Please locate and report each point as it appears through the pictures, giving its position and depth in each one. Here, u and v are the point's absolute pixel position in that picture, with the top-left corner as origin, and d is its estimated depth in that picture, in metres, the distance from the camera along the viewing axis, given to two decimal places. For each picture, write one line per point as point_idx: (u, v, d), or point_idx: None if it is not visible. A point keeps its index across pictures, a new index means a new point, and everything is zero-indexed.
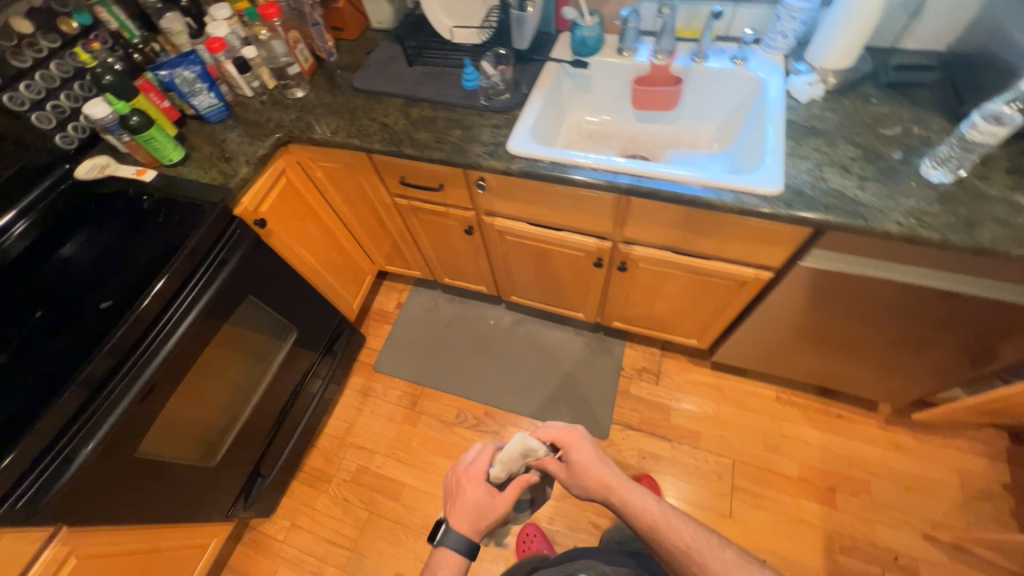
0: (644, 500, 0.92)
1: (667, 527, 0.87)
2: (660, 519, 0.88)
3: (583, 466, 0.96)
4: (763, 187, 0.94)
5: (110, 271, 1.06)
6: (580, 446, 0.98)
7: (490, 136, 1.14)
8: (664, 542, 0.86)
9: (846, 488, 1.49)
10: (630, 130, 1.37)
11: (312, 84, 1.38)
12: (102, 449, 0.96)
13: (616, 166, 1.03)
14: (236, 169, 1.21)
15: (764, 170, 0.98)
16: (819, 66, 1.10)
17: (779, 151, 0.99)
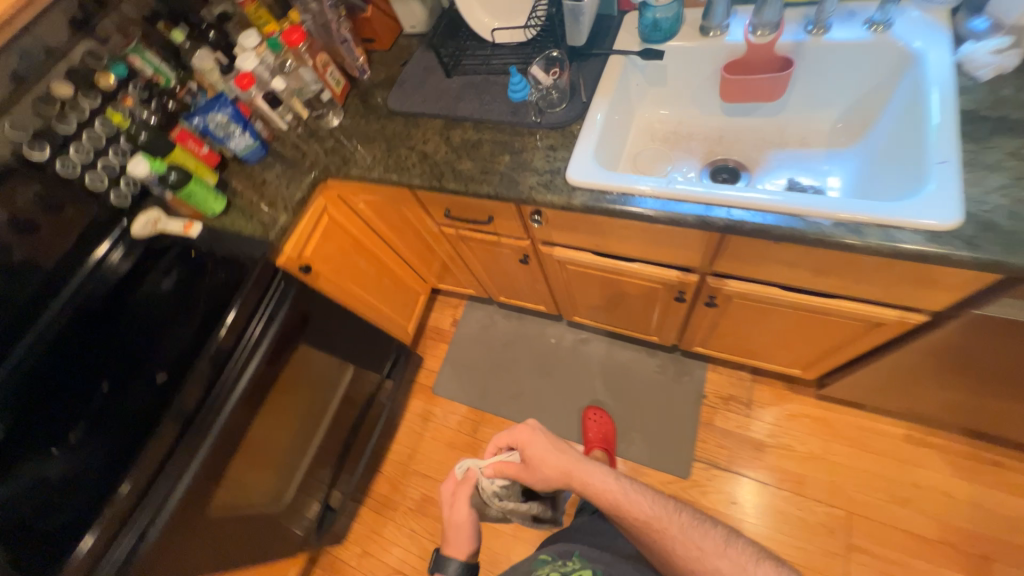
0: (604, 478, 0.87)
1: (630, 501, 0.83)
2: (620, 498, 0.84)
3: (541, 457, 0.90)
4: (933, 222, 0.67)
5: (167, 337, 1.05)
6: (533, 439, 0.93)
7: (544, 161, 0.95)
8: (625, 517, 0.81)
9: (1008, 558, 1.18)
10: (718, 126, 1.11)
11: (347, 109, 1.26)
12: (172, 520, 0.94)
13: (707, 196, 0.80)
14: (275, 218, 1.14)
15: (928, 193, 0.70)
16: (1012, 24, 0.77)
17: (954, 162, 0.70)
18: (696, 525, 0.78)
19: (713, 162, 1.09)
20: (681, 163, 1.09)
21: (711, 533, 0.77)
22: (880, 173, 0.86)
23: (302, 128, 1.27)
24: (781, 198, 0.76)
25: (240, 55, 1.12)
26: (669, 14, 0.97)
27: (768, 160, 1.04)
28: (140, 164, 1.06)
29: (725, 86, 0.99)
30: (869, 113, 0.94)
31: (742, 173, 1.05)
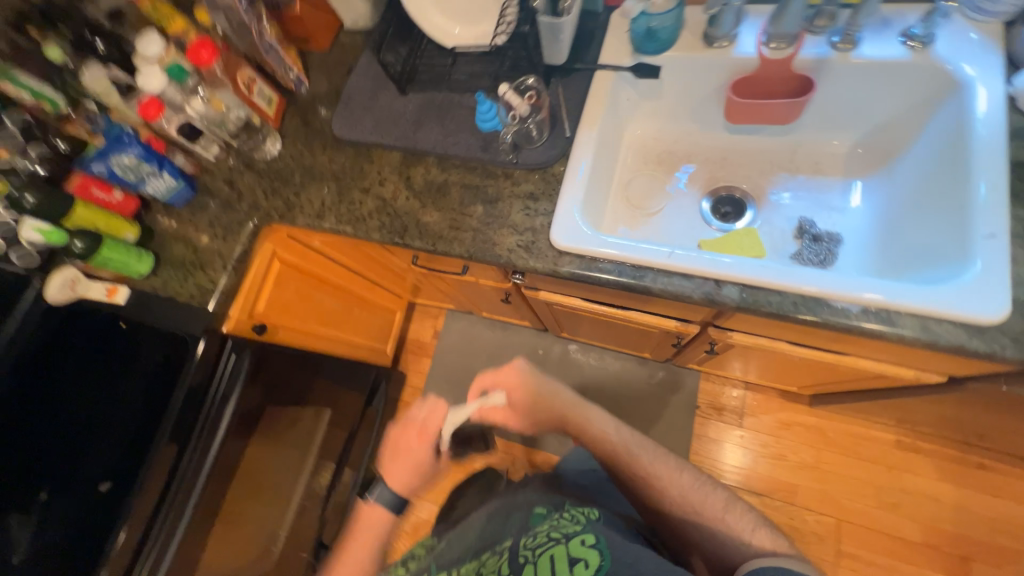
0: (606, 423, 0.82)
1: (634, 452, 0.77)
2: (620, 449, 0.78)
3: (540, 398, 0.87)
4: (976, 315, 0.59)
5: (98, 430, 0.93)
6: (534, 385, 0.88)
7: (524, 217, 0.81)
8: (622, 469, 0.77)
9: (985, 557, 1.24)
10: (720, 145, 0.96)
11: (285, 131, 1.06)
12: None
13: (716, 271, 0.68)
14: (214, 278, 0.98)
15: (971, 273, 0.62)
16: None
17: (1002, 236, 0.62)
18: (702, 485, 0.72)
19: (715, 190, 0.95)
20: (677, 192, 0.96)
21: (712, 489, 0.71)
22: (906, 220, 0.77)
23: (233, 158, 1.06)
24: (802, 276, 0.65)
25: (139, 70, 0.88)
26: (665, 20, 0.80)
27: (777, 188, 0.91)
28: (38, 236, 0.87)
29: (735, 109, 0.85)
30: (894, 139, 0.82)
31: (746, 206, 0.92)
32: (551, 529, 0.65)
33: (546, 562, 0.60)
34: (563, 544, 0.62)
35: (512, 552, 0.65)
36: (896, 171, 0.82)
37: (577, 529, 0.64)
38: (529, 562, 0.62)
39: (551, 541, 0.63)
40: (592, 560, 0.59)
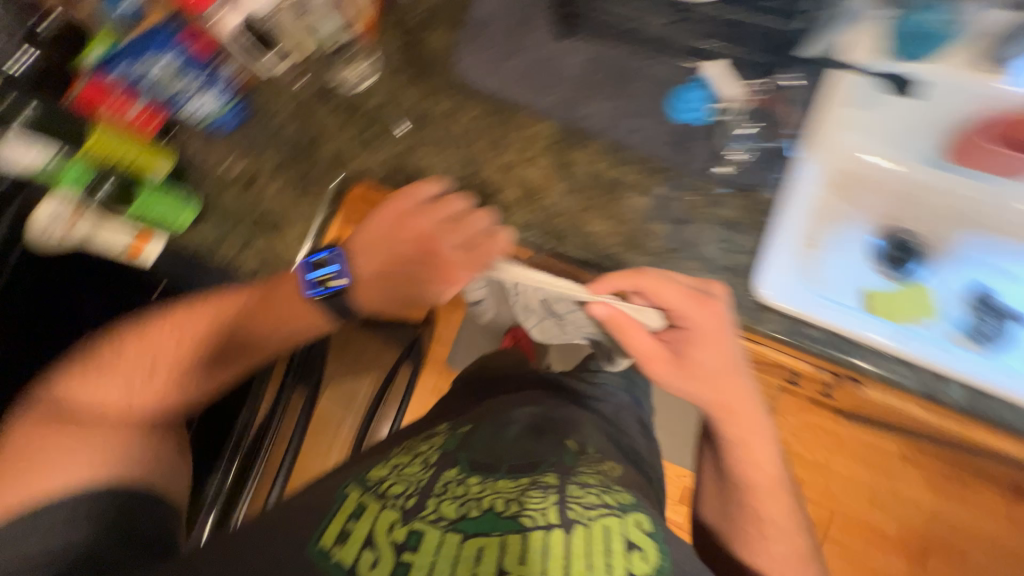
0: (771, 456, 0.67)
1: (777, 499, 0.66)
2: (767, 487, 0.66)
3: (736, 391, 0.64)
4: None
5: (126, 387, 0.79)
6: (734, 368, 0.63)
7: (718, 250, 0.67)
8: (750, 506, 0.66)
9: (939, 551, 1.47)
10: (911, 181, 0.84)
11: (385, 54, 0.77)
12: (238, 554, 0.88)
13: (943, 364, 0.62)
14: (290, 251, 0.75)
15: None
16: None
17: None
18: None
19: (890, 229, 0.85)
20: (853, 227, 0.84)
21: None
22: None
23: (303, 83, 0.79)
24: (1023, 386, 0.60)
25: None
26: (956, 20, 0.64)
27: (958, 243, 0.84)
28: (53, 175, 0.70)
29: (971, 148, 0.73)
30: None
31: (917, 257, 0.83)
32: (605, 496, 0.50)
33: (602, 533, 0.45)
34: (618, 518, 0.47)
35: (561, 500, 0.48)
36: None
37: (628, 504, 0.50)
38: (581, 524, 0.46)
39: (602, 509, 0.48)
40: (648, 552, 0.45)
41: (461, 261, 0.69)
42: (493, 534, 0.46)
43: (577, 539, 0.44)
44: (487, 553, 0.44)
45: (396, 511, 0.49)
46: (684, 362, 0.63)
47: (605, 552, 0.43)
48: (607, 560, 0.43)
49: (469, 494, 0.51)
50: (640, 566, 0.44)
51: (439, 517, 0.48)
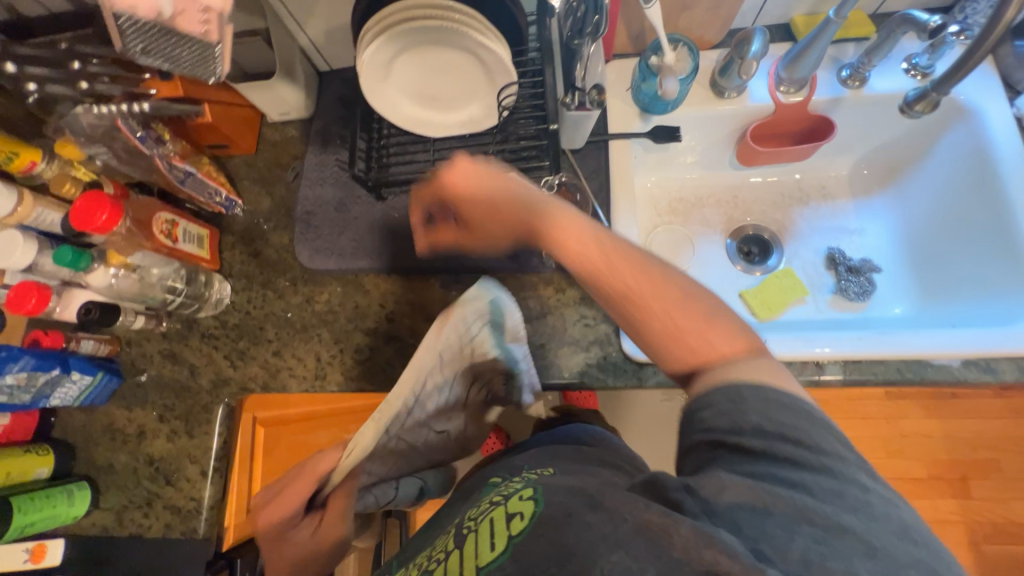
0: (591, 237, 0.47)
1: (617, 267, 0.45)
2: (613, 268, 0.45)
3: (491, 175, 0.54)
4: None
5: None
6: (512, 189, 0.52)
7: (582, 328, 0.71)
8: (641, 323, 0.44)
9: (977, 473, 1.41)
10: (733, 185, 0.93)
11: (233, 269, 0.82)
12: None
13: (814, 351, 0.65)
14: (195, 493, 0.73)
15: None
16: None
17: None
18: (737, 328, 0.43)
19: (738, 231, 0.91)
20: (707, 242, 0.91)
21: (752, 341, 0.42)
22: (943, 242, 0.78)
23: (164, 323, 0.79)
24: (884, 340, 0.64)
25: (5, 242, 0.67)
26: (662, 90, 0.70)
27: (801, 218, 0.89)
28: None
29: (750, 155, 0.81)
30: (899, 158, 0.83)
31: (773, 247, 0.89)
32: (495, 492, 0.49)
33: (488, 525, 0.44)
34: (502, 504, 0.45)
35: (459, 525, 0.48)
36: (907, 190, 0.83)
37: (518, 486, 0.47)
38: (468, 533, 0.45)
39: (491, 506, 0.47)
40: (527, 506, 0.43)
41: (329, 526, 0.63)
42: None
43: (467, 543, 0.44)
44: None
45: None
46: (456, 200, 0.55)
47: (490, 534, 0.43)
48: (492, 543, 0.43)
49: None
50: (519, 527, 0.42)
51: None
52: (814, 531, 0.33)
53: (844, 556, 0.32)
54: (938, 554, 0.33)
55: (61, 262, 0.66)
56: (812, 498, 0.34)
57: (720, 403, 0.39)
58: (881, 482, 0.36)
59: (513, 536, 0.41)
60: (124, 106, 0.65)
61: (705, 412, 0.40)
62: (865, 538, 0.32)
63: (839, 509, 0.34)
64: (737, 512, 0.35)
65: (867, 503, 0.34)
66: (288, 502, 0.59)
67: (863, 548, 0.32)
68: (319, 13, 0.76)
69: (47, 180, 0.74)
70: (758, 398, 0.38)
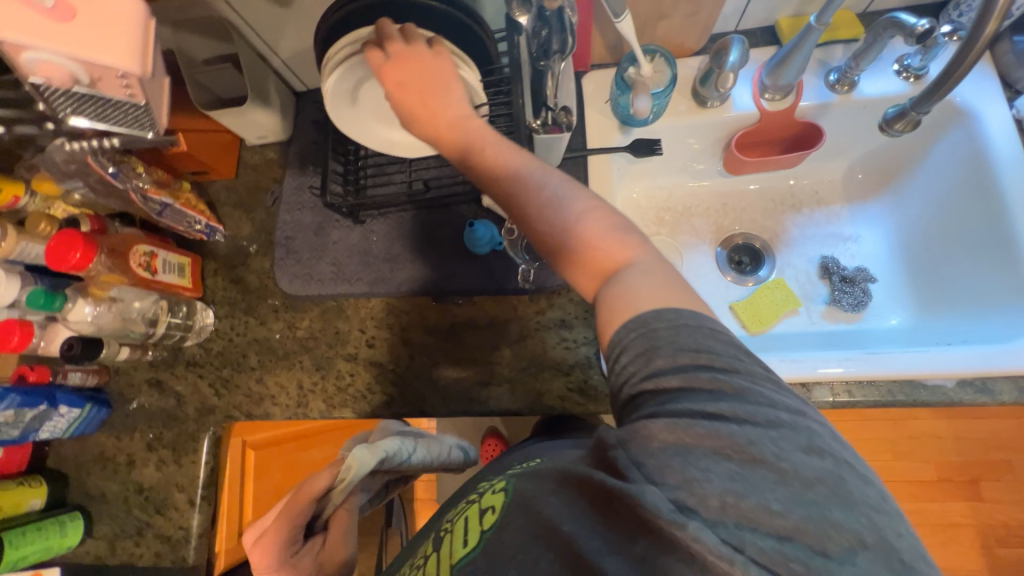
0: (507, 159, 0.51)
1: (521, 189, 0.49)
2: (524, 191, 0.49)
3: (423, 63, 0.54)
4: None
5: None
6: (443, 91, 0.54)
7: (563, 351, 0.70)
8: (535, 234, 0.49)
9: (989, 474, 1.37)
10: (722, 193, 0.90)
11: (215, 296, 0.82)
12: None
13: (802, 373, 0.63)
14: (184, 522, 0.74)
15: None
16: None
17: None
18: (621, 235, 0.47)
19: (727, 240, 0.89)
20: (696, 253, 0.88)
21: (636, 236, 0.47)
22: (931, 229, 0.76)
23: (150, 352, 0.80)
24: (874, 359, 0.62)
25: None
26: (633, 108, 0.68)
27: (794, 226, 0.86)
28: None
29: (736, 164, 0.79)
30: (896, 163, 0.80)
31: (764, 256, 0.86)
32: (474, 492, 0.54)
33: (462, 523, 0.49)
34: (477, 502, 0.51)
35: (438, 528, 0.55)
36: (904, 195, 0.80)
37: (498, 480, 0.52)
38: (449, 531, 0.51)
39: (468, 504, 0.52)
40: (497, 499, 0.48)
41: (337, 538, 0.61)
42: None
43: (456, 533, 0.49)
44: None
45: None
46: (387, 85, 0.53)
47: (464, 531, 0.48)
48: (466, 539, 0.47)
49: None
50: (490, 520, 0.47)
51: None
52: (730, 466, 0.36)
53: (753, 483, 0.35)
54: (843, 462, 0.35)
55: (34, 305, 0.67)
56: (727, 429, 0.37)
57: (634, 346, 0.41)
58: (790, 394, 0.39)
59: (485, 528, 0.46)
60: (93, 143, 0.64)
61: (624, 359, 0.42)
62: (774, 463, 0.35)
63: (750, 434, 0.36)
64: (660, 458, 0.37)
65: (777, 420, 0.37)
66: (280, 531, 0.56)
67: (775, 476, 0.35)
68: (290, 34, 0.75)
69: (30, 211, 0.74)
70: (694, 324, 0.40)
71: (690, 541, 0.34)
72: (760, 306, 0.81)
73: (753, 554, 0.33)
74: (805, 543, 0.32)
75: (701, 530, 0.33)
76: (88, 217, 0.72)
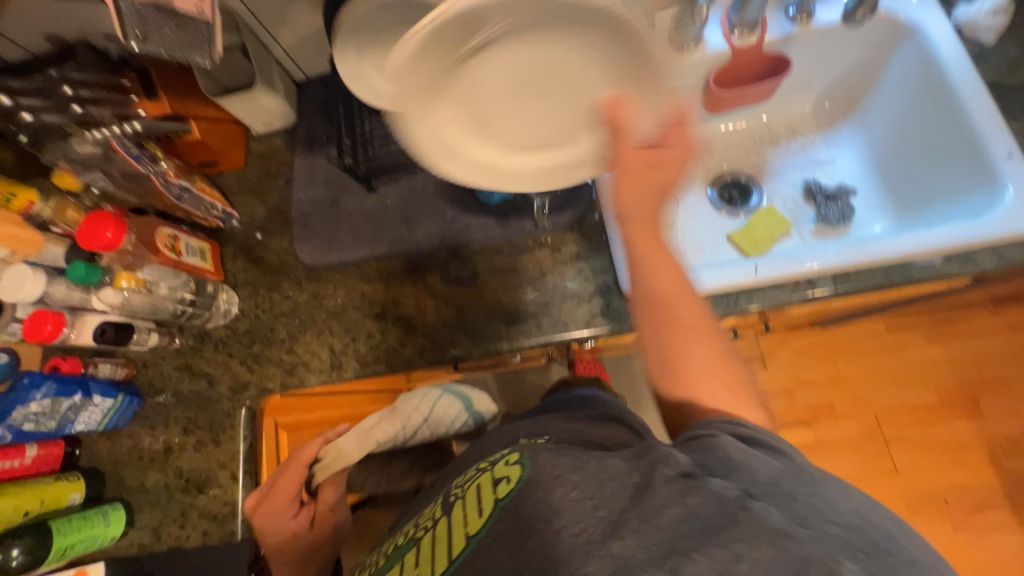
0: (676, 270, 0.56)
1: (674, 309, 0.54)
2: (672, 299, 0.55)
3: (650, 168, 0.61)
4: (1009, 234, 0.66)
5: None
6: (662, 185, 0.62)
7: (581, 282, 0.73)
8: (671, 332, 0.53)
9: (986, 391, 1.43)
10: (705, 135, 0.96)
11: (237, 278, 0.84)
12: None
13: (807, 270, 0.68)
14: (229, 497, 0.75)
15: (1000, 208, 0.68)
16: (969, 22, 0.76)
17: (992, 169, 0.71)
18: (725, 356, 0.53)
19: (717, 178, 0.95)
20: (687, 191, 0.94)
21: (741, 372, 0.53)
22: (887, 145, 0.85)
23: (177, 338, 0.81)
24: (866, 248, 0.68)
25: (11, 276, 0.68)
26: None
27: (775, 158, 0.93)
28: None
29: (716, 101, 0.87)
30: (858, 88, 0.88)
31: (752, 187, 0.93)
32: (485, 460, 0.51)
33: (473, 494, 0.47)
34: (489, 471, 0.48)
35: (447, 495, 0.51)
36: (869, 116, 0.88)
37: (505, 453, 0.50)
38: (457, 500, 0.48)
39: (479, 474, 0.49)
40: (512, 472, 0.45)
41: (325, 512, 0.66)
42: (394, 566, 0.48)
43: (461, 509, 0.47)
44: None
45: None
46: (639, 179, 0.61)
47: (478, 501, 0.45)
48: (480, 508, 0.45)
49: (380, 552, 0.53)
50: (504, 490, 0.44)
51: None
52: (784, 470, 0.40)
53: (820, 490, 0.38)
54: None
55: (74, 276, 0.68)
56: (790, 460, 0.41)
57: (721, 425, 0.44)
58: None
59: (499, 499, 0.43)
60: (117, 128, 0.68)
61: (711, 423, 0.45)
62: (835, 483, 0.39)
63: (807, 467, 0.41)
64: (727, 463, 0.40)
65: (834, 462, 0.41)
66: (287, 493, 0.64)
67: (838, 487, 0.38)
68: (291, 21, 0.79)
69: (45, 222, 0.73)
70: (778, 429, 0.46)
71: (749, 512, 0.35)
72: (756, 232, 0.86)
73: (820, 531, 0.34)
74: (869, 532, 0.35)
75: (765, 507, 0.35)
76: (111, 206, 0.75)
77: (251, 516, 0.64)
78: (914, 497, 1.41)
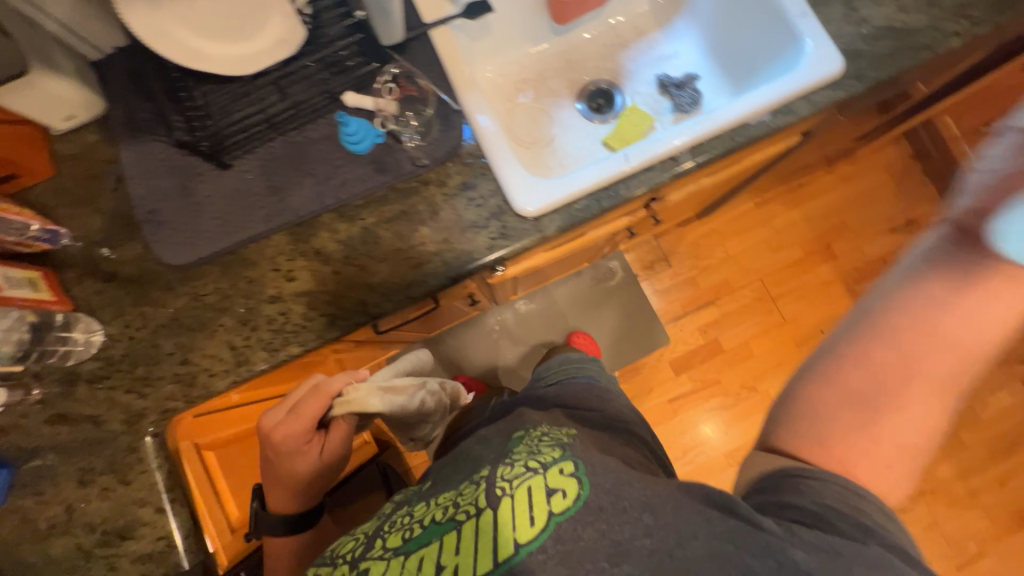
0: None
1: None
2: None
3: None
4: (814, 80, 0.76)
5: None
6: None
7: (475, 210, 0.73)
8: None
9: (838, 237, 1.71)
10: (562, 50, 0.98)
11: (92, 302, 0.72)
12: None
13: (669, 149, 0.74)
14: (160, 533, 0.68)
15: (805, 59, 0.78)
16: None
17: (797, 27, 0.81)
18: None
19: (582, 90, 0.98)
20: (558, 108, 0.97)
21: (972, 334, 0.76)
22: (717, 31, 0.94)
23: (37, 387, 0.69)
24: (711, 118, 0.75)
25: None
26: None
27: (628, 60, 0.98)
28: None
29: (561, 10, 0.89)
30: None
31: (615, 92, 0.98)
32: (534, 460, 0.56)
33: (524, 494, 0.51)
34: (541, 475, 0.53)
35: (488, 484, 0.54)
36: (695, 5, 0.95)
37: (555, 458, 0.56)
38: (507, 495, 0.51)
39: (527, 474, 0.54)
40: (569, 489, 0.51)
41: (329, 453, 0.67)
42: (434, 541, 0.51)
43: (502, 509, 0.51)
44: (429, 558, 0.50)
45: (346, 563, 0.53)
46: None
47: (529, 510, 0.50)
48: (531, 518, 0.49)
49: (413, 520, 0.55)
50: (562, 506, 0.50)
51: (384, 551, 0.53)
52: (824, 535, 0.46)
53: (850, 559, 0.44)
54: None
55: None
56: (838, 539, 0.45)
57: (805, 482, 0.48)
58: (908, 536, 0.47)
59: (556, 514, 0.49)
60: None
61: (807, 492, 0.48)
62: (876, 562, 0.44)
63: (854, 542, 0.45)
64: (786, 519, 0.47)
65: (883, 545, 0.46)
66: (308, 417, 0.65)
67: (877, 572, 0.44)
68: None
69: None
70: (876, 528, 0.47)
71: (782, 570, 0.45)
72: (626, 130, 0.92)
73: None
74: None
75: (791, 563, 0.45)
76: None
77: (271, 434, 0.66)
78: (804, 337, 1.68)
